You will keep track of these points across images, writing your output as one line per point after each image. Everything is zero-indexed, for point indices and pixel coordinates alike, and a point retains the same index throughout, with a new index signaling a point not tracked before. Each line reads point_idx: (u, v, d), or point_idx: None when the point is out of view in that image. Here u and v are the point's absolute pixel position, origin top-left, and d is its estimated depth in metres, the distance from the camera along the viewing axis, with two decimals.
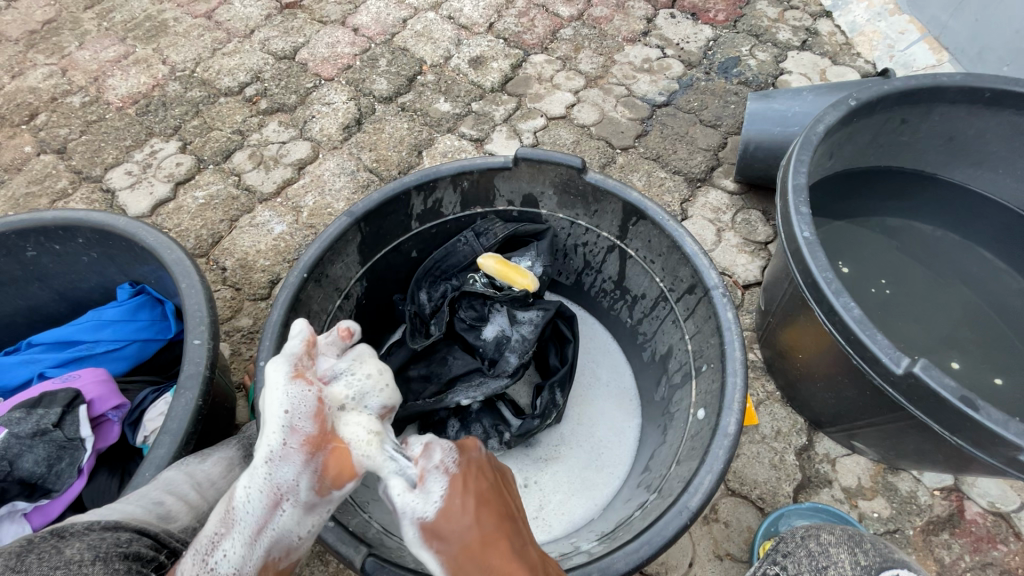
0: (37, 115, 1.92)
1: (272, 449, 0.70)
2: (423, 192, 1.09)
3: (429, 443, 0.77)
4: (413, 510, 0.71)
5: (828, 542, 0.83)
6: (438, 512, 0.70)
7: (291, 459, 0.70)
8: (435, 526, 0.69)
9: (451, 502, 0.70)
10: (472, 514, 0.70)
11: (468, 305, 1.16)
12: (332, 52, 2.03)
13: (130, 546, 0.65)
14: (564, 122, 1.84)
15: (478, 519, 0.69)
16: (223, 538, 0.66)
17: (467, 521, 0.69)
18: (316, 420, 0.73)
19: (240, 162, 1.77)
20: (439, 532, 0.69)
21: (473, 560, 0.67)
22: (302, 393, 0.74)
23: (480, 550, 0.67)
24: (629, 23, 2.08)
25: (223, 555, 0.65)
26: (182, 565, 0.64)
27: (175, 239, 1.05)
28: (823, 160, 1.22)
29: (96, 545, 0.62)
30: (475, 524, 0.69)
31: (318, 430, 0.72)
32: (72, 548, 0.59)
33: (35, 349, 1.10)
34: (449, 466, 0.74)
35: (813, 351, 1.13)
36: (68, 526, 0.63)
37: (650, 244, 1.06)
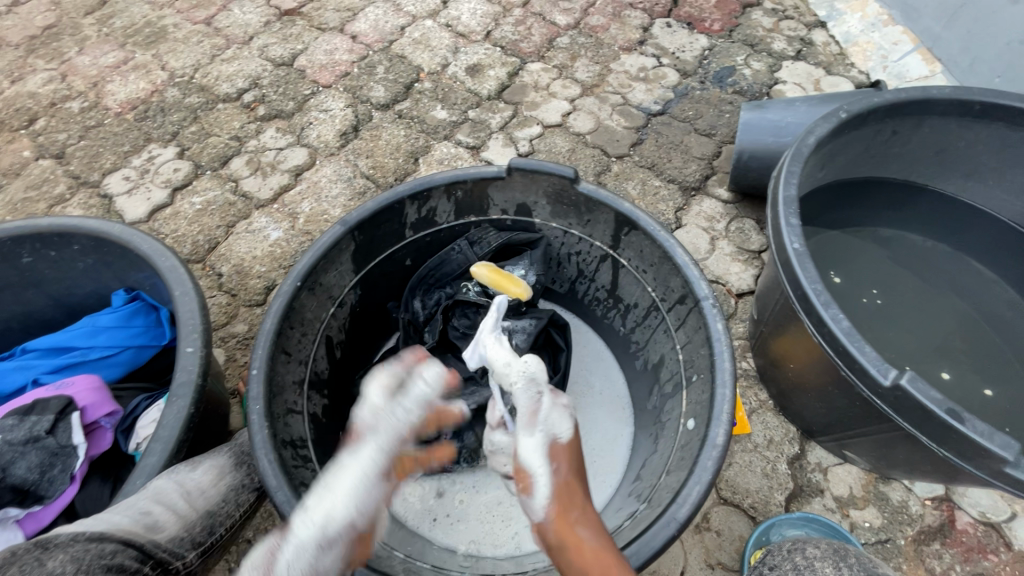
0: (36, 119, 1.93)
1: (328, 534, 0.68)
2: (417, 201, 1.10)
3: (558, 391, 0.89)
4: (551, 425, 0.80)
5: (813, 556, 0.83)
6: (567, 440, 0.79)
7: (338, 548, 0.69)
8: (563, 450, 0.78)
9: (572, 440, 0.81)
10: (580, 464, 0.80)
11: (462, 313, 1.16)
12: (330, 59, 2.05)
13: (114, 558, 0.66)
14: (560, 130, 1.85)
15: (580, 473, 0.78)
16: None
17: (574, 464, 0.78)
18: (375, 516, 0.73)
19: (237, 168, 1.77)
20: (561, 458, 0.77)
21: (570, 501, 0.74)
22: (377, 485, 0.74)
23: (578, 499, 0.75)
24: (625, 32, 2.10)
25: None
26: None
27: (170, 246, 1.06)
28: (815, 171, 1.23)
29: (79, 557, 0.63)
30: (579, 472, 0.78)
31: (370, 525, 0.72)
32: (55, 561, 0.61)
33: (29, 355, 1.10)
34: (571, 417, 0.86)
35: (804, 361, 1.14)
36: (53, 537, 0.65)
37: (642, 255, 1.07)
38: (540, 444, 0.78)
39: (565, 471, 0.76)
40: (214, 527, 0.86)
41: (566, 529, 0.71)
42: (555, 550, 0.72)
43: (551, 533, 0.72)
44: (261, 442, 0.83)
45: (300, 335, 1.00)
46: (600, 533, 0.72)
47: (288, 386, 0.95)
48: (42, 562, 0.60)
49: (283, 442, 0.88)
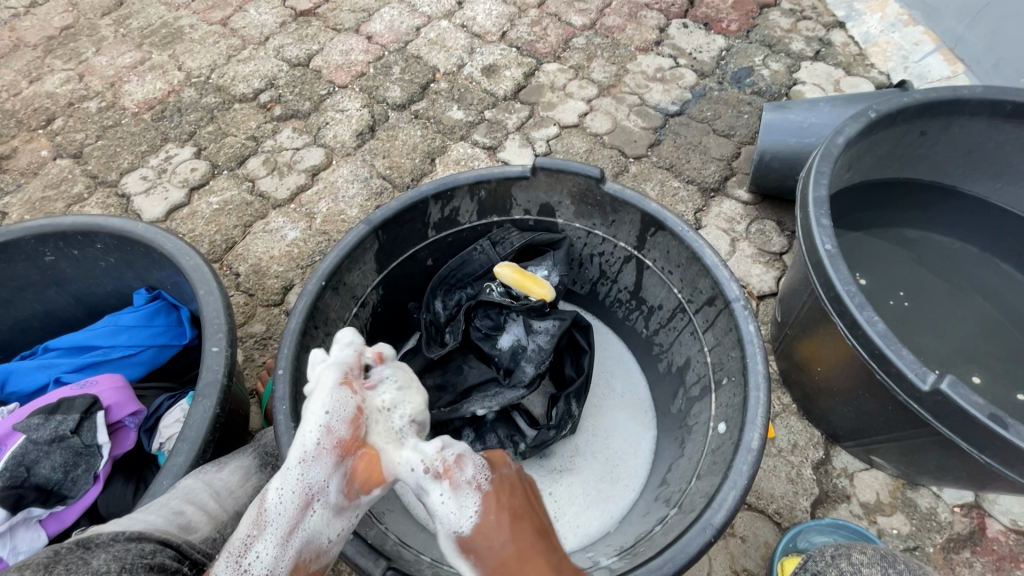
0: (55, 119, 1.93)
1: (306, 450, 0.71)
2: (440, 201, 1.09)
3: (461, 455, 0.73)
4: (447, 522, 0.68)
5: (859, 562, 0.82)
6: (472, 527, 0.68)
7: (324, 459, 0.71)
8: (471, 538, 0.67)
9: (484, 520, 0.68)
10: (508, 528, 0.67)
11: (484, 313, 1.14)
12: (346, 60, 2.05)
13: (154, 557, 0.64)
14: (577, 131, 1.84)
15: (510, 533, 0.67)
16: (256, 540, 0.66)
17: (497, 543, 0.66)
18: (355, 425, 0.75)
19: (254, 168, 1.77)
20: (474, 546, 0.67)
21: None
22: (342, 397, 0.76)
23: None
24: (641, 32, 2.09)
25: (256, 556, 0.65)
26: (216, 567, 0.66)
27: (194, 245, 1.05)
28: (842, 172, 1.21)
29: (121, 556, 0.62)
30: (509, 543, 0.66)
31: (354, 434, 0.74)
32: (99, 560, 0.60)
33: (51, 354, 1.10)
34: (483, 482, 0.71)
35: (832, 365, 1.12)
36: (92, 538, 0.64)
37: (669, 255, 1.06)
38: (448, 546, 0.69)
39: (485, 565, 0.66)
40: None
41: None
42: None
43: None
44: (288, 443, 0.81)
45: (324, 335, 0.99)
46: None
47: None
48: (84, 562, 0.59)
49: None
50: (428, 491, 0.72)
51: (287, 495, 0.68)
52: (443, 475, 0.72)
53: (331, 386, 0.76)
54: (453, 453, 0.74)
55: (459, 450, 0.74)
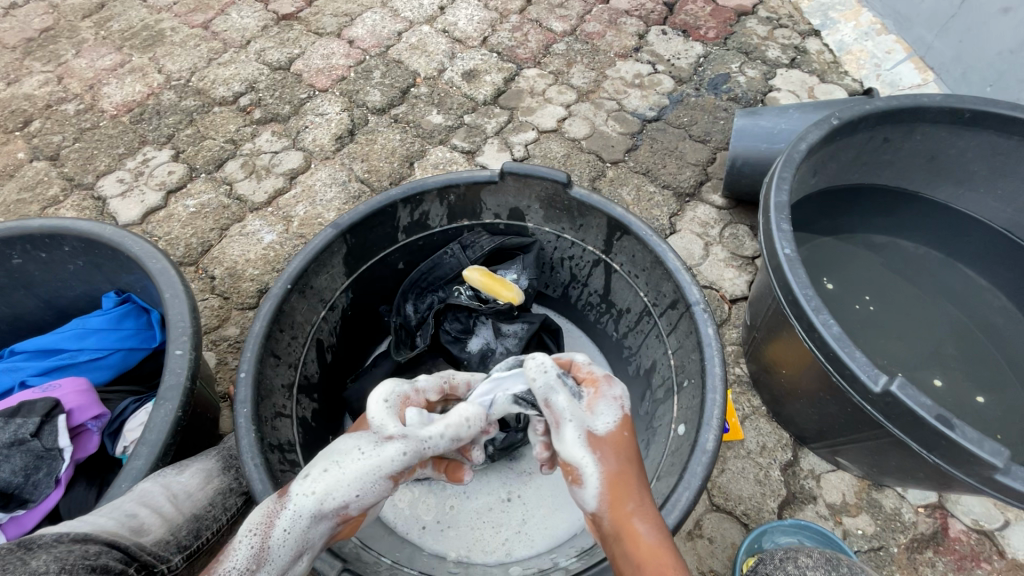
0: (32, 121, 1.92)
1: (324, 509, 0.67)
2: (410, 205, 1.10)
3: (609, 376, 0.80)
4: (582, 420, 0.75)
5: (805, 565, 0.91)
6: (608, 432, 0.75)
7: (327, 526, 0.68)
8: (601, 442, 0.74)
9: (617, 434, 0.75)
10: (629, 452, 0.76)
11: (454, 317, 1.16)
12: (326, 64, 2.05)
13: (98, 559, 0.64)
14: (555, 135, 1.86)
15: (631, 455, 0.75)
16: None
17: (621, 455, 0.74)
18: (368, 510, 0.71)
19: (232, 172, 1.77)
20: (602, 450, 0.74)
21: (628, 489, 0.72)
22: (380, 488, 0.70)
23: (631, 489, 0.72)
24: (620, 39, 2.11)
25: None
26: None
27: (161, 248, 1.05)
28: (807, 177, 1.23)
29: (63, 558, 0.61)
30: (627, 460, 0.75)
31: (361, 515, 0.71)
32: (39, 561, 0.59)
33: (18, 357, 1.10)
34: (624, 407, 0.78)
35: (797, 367, 1.13)
36: (36, 538, 0.63)
37: (634, 259, 1.07)
38: (574, 438, 0.74)
39: (613, 462, 0.73)
40: (202, 531, 0.84)
41: (621, 518, 0.71)
42: (610, 538, 0.72)
43: (608, 518, 0.72)
44: (248, 446, 0.82)
45: (290, 339, 0.99)
46: (658, 526, 0.71)
47: (277, 390, 0.94)
48: (23, 562, 0.58)
49: (269, 445, 0.87)
50: (572, 394, 0.78)
51: (291, 542, 0.65)
52: (590, 386, 0.80)
53: (383, 473, 0.69)
54: (598, 371, 0.81)
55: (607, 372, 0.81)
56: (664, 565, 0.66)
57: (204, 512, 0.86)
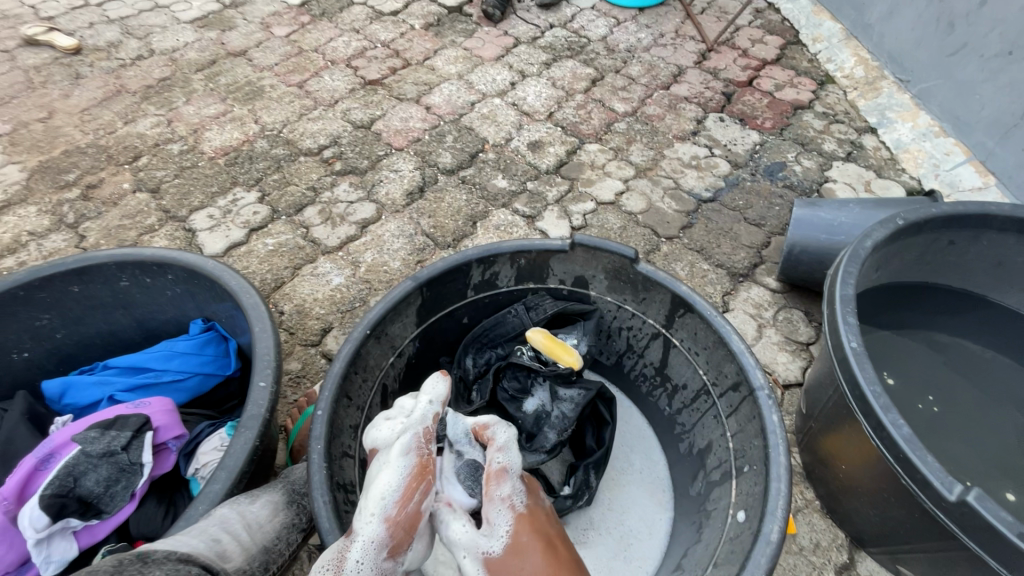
0: (140, 157, 2.15)
1: (370, 542, 0.74)
2: (483, 265, 1.17)
3: (501, 473, 0.84)
4: (479, 544, 0.78)
5: None
6: (504, 549, 0.78)
7: (400, 550, 0.76)
8: (502, 561, 0.77)
9: (515, 545, 0.79)
10: (539, 559, 0.78)
11: (512, 375, 1.19)
12: (405, 126, 2.24)
13: None
14: (613, 208, 1.94)
15: (543, 564, 0.78)
16: (349, 559, 0.72)
17: (527, 569, 0.77)
18: (419, 502, 0.79)
19: (310, 217, 1.92)
20: (505, 568, 0.77)
21: None
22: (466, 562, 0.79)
23: None
24: (679, 123, 2.23)
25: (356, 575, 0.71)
26: (350, 552, 0.73)
27: (254, 284, 1.14)
28: (870, 272, 1.24)
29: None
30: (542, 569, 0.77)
31: (411, 516, 0.77)
32: None
33: (108, 372, 1.18)
34: (516, 509, 0.82)
35: (857, 464, 1.10)
36: (151, 551, 0.72)
37: (696, 337, 1.09)
38: (476, 571, 0.77)
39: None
40: (269, 563, 0.89)
41: None
42: None
43: None
44: (319, 481, 0.86)
45: (362, 381, 1.04)
46: None
47: (346, 430, 0.99)
48: None
49: (336, 483, 0.91)
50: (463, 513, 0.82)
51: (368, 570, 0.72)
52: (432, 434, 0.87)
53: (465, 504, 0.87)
54: (492, 473, 0.85)
55: (499, 468, 0.85)
56: None
57: (269, 544, 0.89)
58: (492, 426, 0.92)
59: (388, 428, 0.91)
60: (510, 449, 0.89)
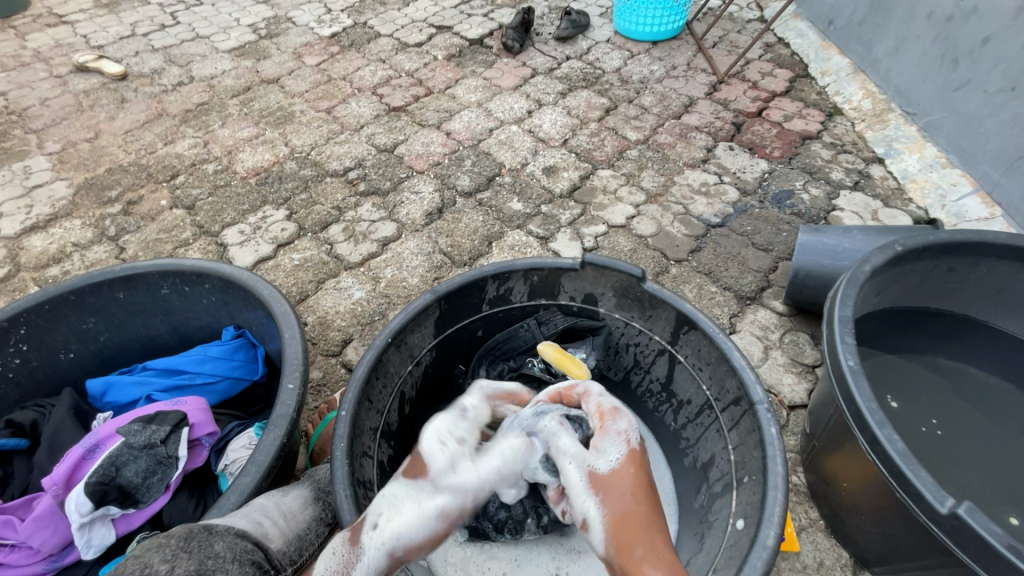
0: (177, 176, 2.29)
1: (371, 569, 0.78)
2: (497, 281, 1.23)
3: (616, 410, 0.89)
4: (588, 459, 0.82)
5: None
6: (610, 470, 0.80)
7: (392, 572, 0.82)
8: (605, 479, 0.79)
9: (623, 469, 0.80)
10: (640, 491, 0.79)
11: (523, 386, 1.24)
12: (426, 150, 2.36)
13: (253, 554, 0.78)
14: (624, 231, 2.01)
15: (641, 496, 0.78)
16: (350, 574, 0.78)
17: (628, 494, 0.78)
18: (423, 549, 0.82)
19: (334, 234, 2.02)
20: (606, 486, 0.79)
21: (633, 534, 0.74)
22: (568, 475, 0.82)
23: (642, 532, 0.75)
24: (690, 151, 2.32)
25: None
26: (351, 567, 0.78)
27: (284, 294, 1.22)
28: (871, 295, 1.28)
29: (232, 547, 0.76)
30: (640, 499, 0.77)
31: (412, 555, 0.81)
32: (219, 544, 0.74)
33: (147, 373, 1.26)
34: (629, 441, 0.84)
35: (858, 482, 1.13)
36: (213, 525, 0.78)
37: (699, 353, 1.14)
38: (580, 480, 0.80)
39: (617, 502, 0.77)
40: (303, 551, 0.94)
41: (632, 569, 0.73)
42: (638, 535, 0.74)
43: (620, 568, 0.74)
44: (341, 477, 0.92)
45: (382, 387, 1.10)
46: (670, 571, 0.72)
47: (367, 432, 1.05)
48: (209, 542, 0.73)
49: (357, 480, 0.97)
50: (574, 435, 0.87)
51: None
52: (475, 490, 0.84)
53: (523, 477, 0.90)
54: (608, 408, 0.90)
55: (615, 406, 0.90)
56: (657, 521, 0.77)
57: (302, 533, 0.94)
58: (591, 383, 0.98)
59: (440, 447, 0.83)
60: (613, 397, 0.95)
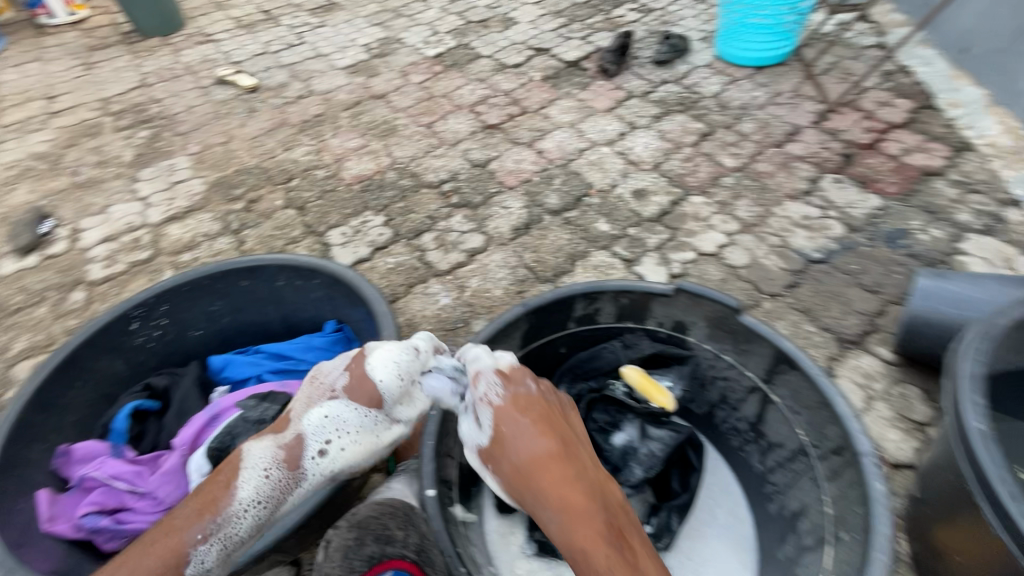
0: (292, 179, 2.52)
1: (315, 473, 1.04)
2: (586, 300, 1.23)
3: (479, 373, 1.00)
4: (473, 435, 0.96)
5: None
6: (491, 436, 0.94)
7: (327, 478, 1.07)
8: (491, 446, 0.94)
9: (500, 430, 0.93)
10: (528, 439, 0.91)
11: (603, 409, 1.23)
12: (517, 167, 2.43)
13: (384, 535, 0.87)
14: (714, 260, 1.95)
15: (541, 448, 0.89)
16: (299, 479, 1.02)
17: (514, 452, 0.90)
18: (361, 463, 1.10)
19: (426, 242, 2.13)
20: (495, 448, 0.93)
21: (528, 488, 0.89)
22: (470, 440, 0.99)
23: (534, 482, 0.88)
24: (791, 181, 2.21)
25: (295, 493, 1.02)
26: (302, 471, 1.03)
27: (385, 295, 1.30)
28: (1007, 353, 1.15)
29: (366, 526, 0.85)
30: (528, 457, 0.89)
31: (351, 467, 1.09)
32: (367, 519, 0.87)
33: (259, 355, 1.42)
34: (494, 401, 0.95)
35: (975, 560, 1.02)
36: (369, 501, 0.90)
37: (798, 395, 1.07)
38: (476, 452, 0.97)
39: (506, 466, 0.91)
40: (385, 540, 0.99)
41: (540, 516, 0.88)
42: (534, 488, 0.88)
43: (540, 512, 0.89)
44: (428, 473, 0.99)
45: None
46: (561, 507, 0.85)
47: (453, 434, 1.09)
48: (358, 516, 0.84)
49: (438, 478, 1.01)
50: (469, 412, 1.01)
51: (304, 489, 1.04)
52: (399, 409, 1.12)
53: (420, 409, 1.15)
54: (476, 373, 1.00)
55: (476, 369, 1.00)
56: (545, 467, 0.88)
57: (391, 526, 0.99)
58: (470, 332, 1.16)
59: (389, 377, 1.08)
60: (505, 354, 1.04)
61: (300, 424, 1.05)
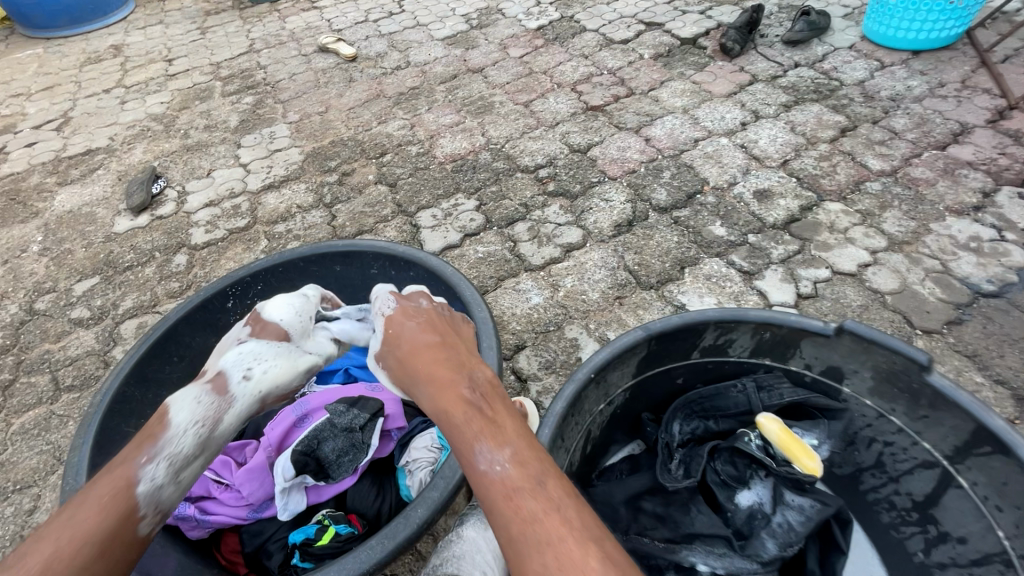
0: (385, 154, 2.46)
1: (249, 396, 0.97)
2: (719, 329, 1.04)
3: (380, 299, 1.07)
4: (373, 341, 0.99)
5: None
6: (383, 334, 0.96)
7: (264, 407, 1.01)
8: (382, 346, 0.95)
9: (390, 331, 0.95)
10: (414, 335, 0.91)
11: (728, 459, 1.06)
12: (621, 155, 2.21)
13: None
14: (853, 281, 1.66)
15: (415, 342, 0.89)
16: (227, 406, 0.94)
17: (397, 345, 0.91)
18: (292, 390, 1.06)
19: (519, 232, 1.99)
20: (387, 346, 0.93)
21: (405, 374, 0.86)
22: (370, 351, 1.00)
23: (412, 366, 0.85)
24: (958, 192, 1.84)
25: (227, 416, 0.93)
26: (226, 401, 0.94)
27: (484, 299, 1.19)
28: None
29: None
30: (406, 347, 0.89)
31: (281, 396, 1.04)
32: None
33: None
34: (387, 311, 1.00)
35: None
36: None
37: (1005, 489, 0.84)
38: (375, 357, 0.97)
39: (390, 359, 0.91)
40: None
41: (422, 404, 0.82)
42: (412, 374, 0.85)
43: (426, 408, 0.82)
44: None
45: (575, 424, 1.00)
46: (434, 383, 0.79)
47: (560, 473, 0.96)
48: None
49: None
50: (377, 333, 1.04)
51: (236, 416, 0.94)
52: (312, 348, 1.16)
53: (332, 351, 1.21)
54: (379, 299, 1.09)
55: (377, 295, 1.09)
56: (422, 355, 0.86)
57: None
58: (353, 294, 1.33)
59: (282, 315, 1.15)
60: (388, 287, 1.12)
61: (215, 364, 1.00)
